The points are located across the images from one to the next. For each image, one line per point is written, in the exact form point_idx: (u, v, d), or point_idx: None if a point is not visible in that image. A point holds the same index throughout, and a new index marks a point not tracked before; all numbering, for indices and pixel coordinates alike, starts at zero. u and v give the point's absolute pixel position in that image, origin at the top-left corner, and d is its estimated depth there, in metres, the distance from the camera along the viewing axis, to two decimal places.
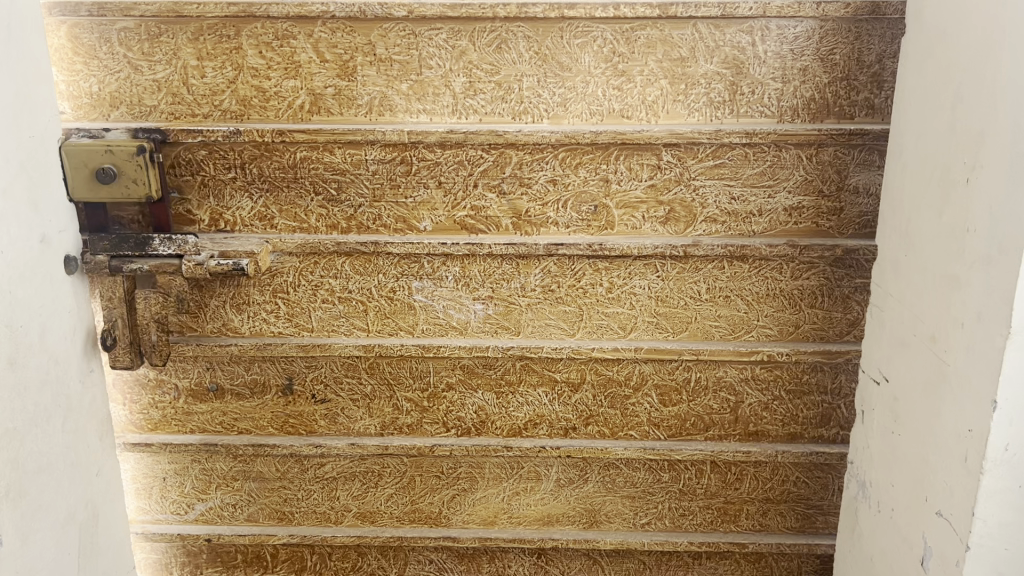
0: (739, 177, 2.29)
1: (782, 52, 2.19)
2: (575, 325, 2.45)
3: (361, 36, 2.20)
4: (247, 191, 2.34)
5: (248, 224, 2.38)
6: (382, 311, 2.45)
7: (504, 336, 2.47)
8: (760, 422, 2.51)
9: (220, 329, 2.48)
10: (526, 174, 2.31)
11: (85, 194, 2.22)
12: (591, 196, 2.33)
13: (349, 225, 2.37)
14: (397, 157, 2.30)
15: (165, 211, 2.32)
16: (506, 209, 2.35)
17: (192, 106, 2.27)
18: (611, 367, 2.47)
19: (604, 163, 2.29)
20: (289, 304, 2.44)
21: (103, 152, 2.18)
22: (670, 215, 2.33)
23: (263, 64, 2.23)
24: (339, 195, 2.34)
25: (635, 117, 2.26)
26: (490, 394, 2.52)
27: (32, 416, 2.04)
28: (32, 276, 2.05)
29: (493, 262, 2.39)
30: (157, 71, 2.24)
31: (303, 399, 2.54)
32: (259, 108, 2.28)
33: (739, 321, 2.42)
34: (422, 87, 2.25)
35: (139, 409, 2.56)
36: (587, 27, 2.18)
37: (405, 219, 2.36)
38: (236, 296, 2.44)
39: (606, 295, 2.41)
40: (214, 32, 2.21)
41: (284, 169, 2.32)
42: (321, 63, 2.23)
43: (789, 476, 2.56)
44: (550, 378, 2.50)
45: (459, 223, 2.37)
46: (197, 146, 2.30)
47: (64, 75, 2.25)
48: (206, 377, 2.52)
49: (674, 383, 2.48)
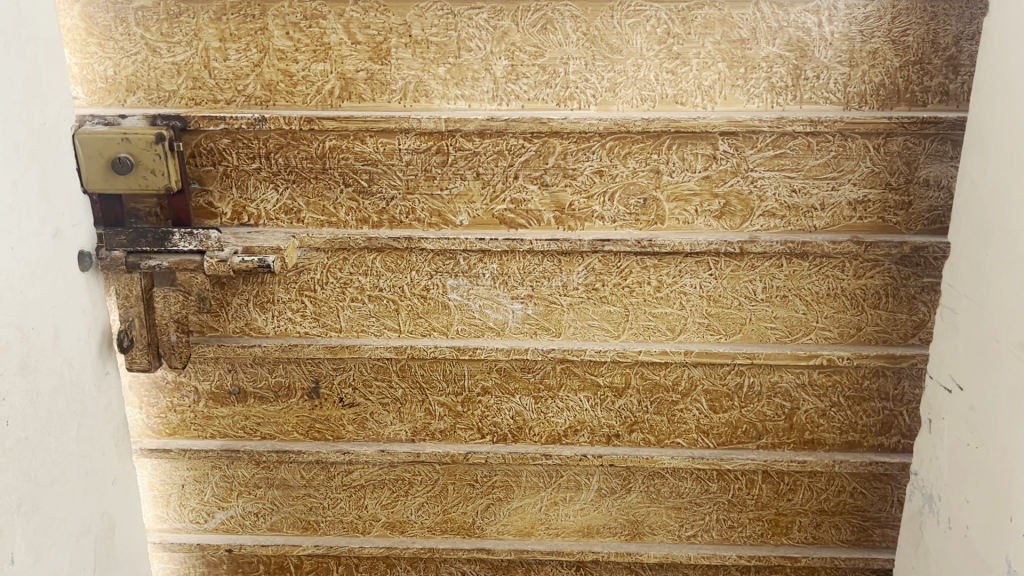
0: (800, 169, 2.13)
1: (850, 33, 2.02)
2: (620, 327, 2.29)
3: (396, 16, 2.04)
4: (273, 183, 2.19)
5: (274, 218, 2.23)
6: (415, 310, 2.32)
7: (543, 338, 2.32)
8: (816, 429, 2.36)
9: (243, 329, 2.33)
10: (570, 165, 2.16)
11: (101, 185, 2.09)
12: (640, 188, 2.16)
13: (381, 219, 2.23)
14: (433, 147, 2.15)
15: (184, 204, 2.18)
16: (548, 202, 2.20)
17: (214, 91, 2.12)
18: (658, 371, 2.31)
19: (655, 152, 2.13)
20: (316, 302, 2.31)
21: (119, 141, 2.04)
22: (726, 209, 2.17)
23: (290, 45, 2.07)
24: (370, 186, 2.20)
25: (689, 102, 2.09)
26: (529, 398, 2.37)
27: (44, 424, 1.93)
28: (43, 275, 1.94)
29: (533, 259, 2.25)
30: (177, 54, 2.09)
31: (330, 402, 2.40)
32: (285, 93, 2.11)
33: (796, 322, 2.26)
34: (461, 71, 2.09)
35: (156, 413, 2.42)
36: (640, 6, 2.02)
37: (440, 213, 2.23)
38: (260, 293, 2.29)
39: (655, 294, 2.26)
40: (238, 12, 2.05)
41: (312, 159, 2.17)
42: (352, 45, 2.07)
43: (845, 486, 2.41)
44: (592, 382, 2.34)
45: (497, 217, 2.22)
46: (219, 134, 2.14)
47: (77, 58, 2.10)
48: (227, 380, 2.38)
49: (725, 389, 2.33)
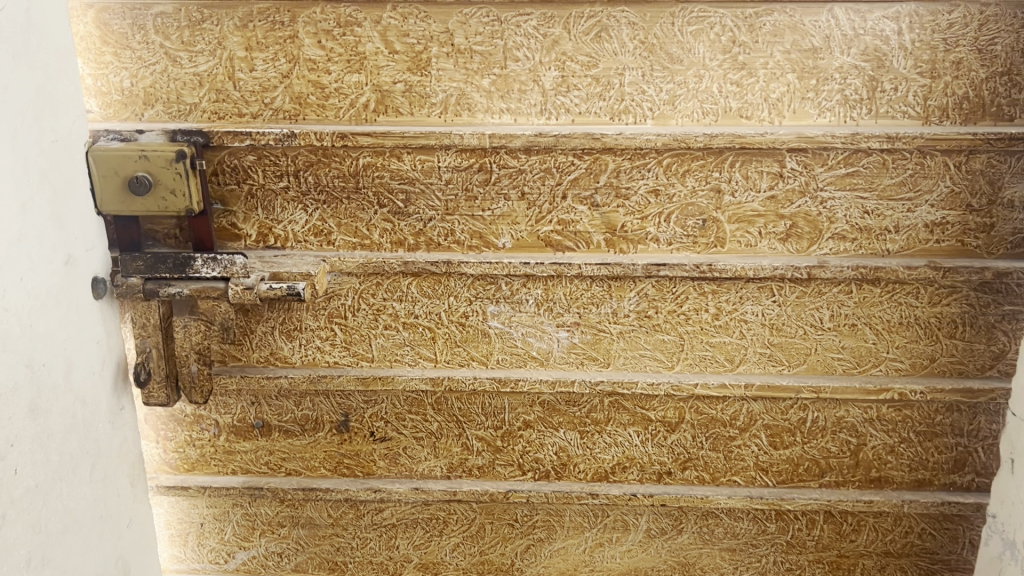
0: (874, 189, 1.96)
1: (933, 42, 1.85)
2: (674, 357, 2.13)
3: (438, 23, 1.88)
4: (301, 203, 2.03)
5: (302, 241, 2.07)
6: (452, 338, 2.15)
7: (590, 368, 2.15)
8: (883, 467, 2.19)
9: (268, 359, 2.17)
10: (623, 183, 1.99)
11: (116, 206, 1.93)
12: (699, 208, 2.00)
13: (417, 241, 2.07)
14: (475, 164, 1.99)
15: (206, 226, 2.00)
16: (598, 223, 2.03)
17: (239, 104, 1.95)
18: (715, 405, 2.15)
19: (716, 170, 1.96)
20: (347, 330, 2.15)
21: (137, 158, 1.88)
22: (792, 232, 2.01)
23: (322, 55, 1.91)
24: (407, 207, 2.04)
25: (755, 116, 1.92)
26: (574, 433, 2.20)
27: (55, 469, 1.78)
28: (55, 306, 1.78)
29: (581, 284, 2.07)
30: (199, 64, 1.93)
31: (360, 437, 2.24)
32: (316, 106, 1.95)
33: (865, 353, 2.10)
34: (506, 82, 1.93)
35: (174, 448, 2.26)
36: (704, 12, 1.85)
37: (482, 235, 2.07)
38: (287, 321, 2.13)
39: (712, 322, 2.09)
40: (266, 18, 1.89)
41: (344, 178, 2.01)
42: (389, 55, 1.91)
43: (913, 527, 2.24)
44: (642, 417, 2.17)
45: (542, 239, 2.06)
46: (244, 150, 1.98)
47: (91, 68, 1.94)
48: (250, 413, 2.22)
49: (787, 424, 2.17)
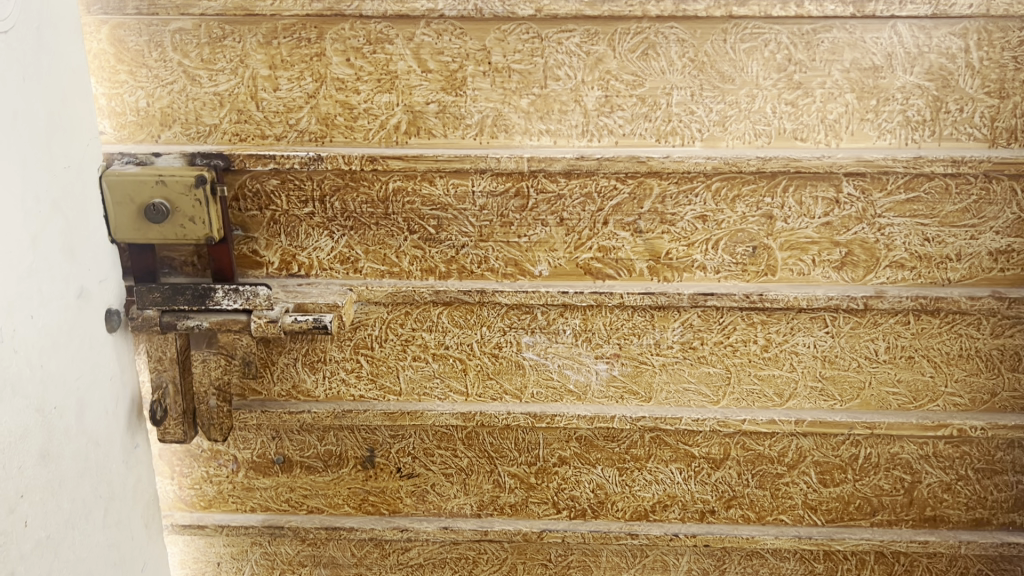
0: (935, 215, 1.85)
1: (1002, 61, 1.74)
2: (720, 391, 2.02)
3: (474, 40, 1.77)
4: (327, 229, 1.93)
5: (327, 268, 1.96)
6: (484, 371, 2.03)
7: (631, 403, 2.03)
8: (938, 505, 2.09)
9: (289, 392, 2.05)
10: (669, 209, 1.87)
11: (131, 234, 1.82)
12: (750, 235, 1.88)
13: (449, 269, 1.96)
14: (511, 188, 1.87)
15: (227, 255, 1.89)
16: (642, 250, 1.91)
17: (262, 125, 1.84)
18: (763, 441, 2.05)
19: (768, 195, 1.85)
20: (373, 362, 2.03)
21: (153, 184, 1.77)
22: (847, 260, 1.90)
23: (351, 74, 1.80)
24: (438, 233, 1.92)
25: (810, 139, 1.81)
26: (613, 470, 2.09)
27: (67, 517, 1.67)
28: (67, 343, 1.67)
29: (623, 314, 1.95)
30: (219, 83, 1.82)
31: (387, 473, 2.12)
32: (344, 128, 1.84)
33: (922, 387, 1.99)
34: (546, 103, 1.81)
35: (189, 484, 2.14)
36: (758, 29, 1.74)
37: (517, 262, 1.95)
38: (310, 352, 2.02)
39: (761, 354, 1.98)
40: (292, 35, 1.78)
41: (373, 203, 1.90)
42: (422, 74, 1.80)
43: (968, 568, 2.13)
44: (685, 453, 2.07)
45: (582, 266, 1.93)
46: (267, 174, 1.88)
47: (104, 87, 1.83)
48: (270, 448, 2.10)
49: (838, 461, 2.06)
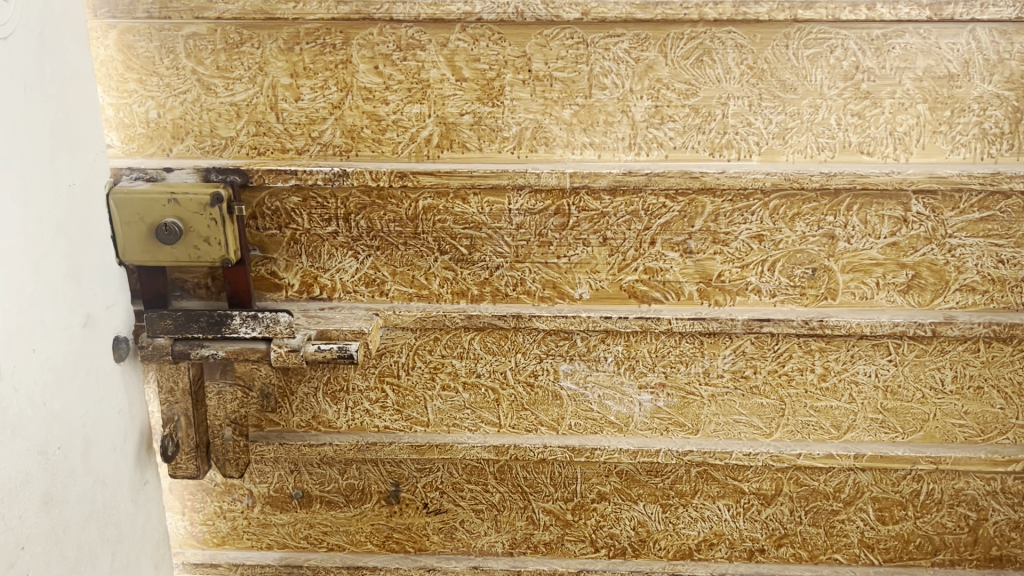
0: (1011, 235, 1.71)
1: None
2: (773, 423, 1.87)
3: (514, 46, 1.63)
4: (352, 249, 1.79)
5: (351, 291, 1.82)
6: (519, 401, 1.89)
7: (676, 435, 1.89)
8: (1005, 545, 1.95)
9: (309, 423, 1.91)
10: (722, 228, 1.73)
11: (141, 256, 1.68)
12: (809, 256, 1.74)
13: (482, 292, 1.81)
14: (551, 206, 1.73)
15: (243, 277, 1.75)
16: (691, 273, 1.77)
17: (282, 138, 1.70)
18: (818, 477, 1.91)
19: (830, 213, 1.70)
20: (400, 391, 1.88)
21: (166, 202, 1.63)
22: (914, 283, 1.75)
23: (380, 82, 1.67)
24: (471, 254, 1.78)
25: (877, 153, 1.67)
26: (656, 506, 1.95)
27: (73, 567, 1.53)
28: (72, 377, 1.53)
29: (670, 341, 1.81)
30: (236, 93, 1.68)
31: (413, 509, 1.98)
32: (371, 141, 1.70)
33: (991, 419, 1.85)
34: (590, 114, 1.67)
35: (201, 520, 2.00)
36: (823, 34, 1.59)
37: (556, 285, 1.80)
38: (332, 381, 1.87)
39: (818, 384, 1.84)
40: (315, 40, 1.64)
41: (402, 222, 1.75)
42: (456, 83, 1.66)
43: None
44: (734, 489, 1.93)
45: (626, 289, 1.79)
46: (287, 191, 1.74)
47: (112, 97, 1.69)
48: (288, 482, 1.96)
49: (898, 497, 1.92)
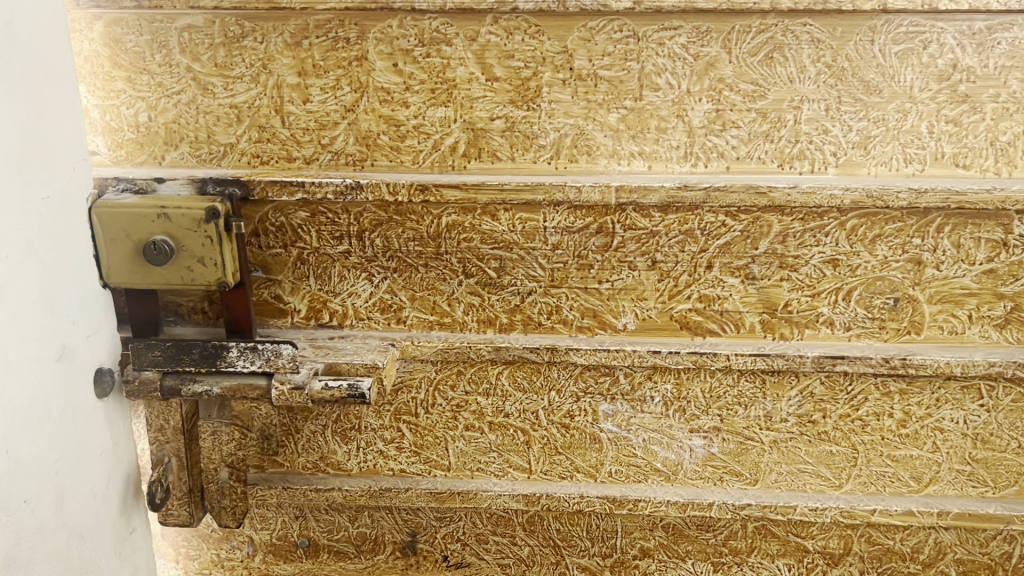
0: None
1: None
2: (843, 474, 1.63)
3: (553, 40, 1.42)
4: (365, 271, 1.58)
5: (365, 318, 1.61)
6: (552, 445, 1.66)
7: (732, 485, 1.66)
8: None
9: (316, 464, 1.70)
10: (790, 251, 1.50)
11: (126, 278, 1.48)
12: (891, 285, 1.51)
13: (512, 320, 1.60)
14: (592, 224, 1.51)
15: (243, 302, 1.55)
16: (753, 301, 1.54)
17: (289, 145, 1.50)
18: (894, 535, 1.67)
19: (917, 235, 1.47)
20: (418, 431, 1.67)
21: (154, 218, 1.43)
22: (1013, 316, 1.51)
23: (400, 82, 1.46)
24: (500, 277, 1.57)
25: (975, 165, 1.43)
26: (706, 564, 1.72)
27: None
28: (43, 419, 1.33)
29: (727, 379, 1.58)
30: (237, 93, 1.48)
31: (431, 561, 1.77)
32: (389, 148, 1.50)
33: None
34: (640, 118, 1.45)
35: (197, 569, 1.80)
36: (915, 26, 1.37)
37: (597, 314, 1.58)
38: (342, 419, 1.66)
39: (897, 431, 1.60)
40: (327, 34, 1.44)
41: (422, 241, 1.54)
42: (487, 83, 1.45)
43: None
44: (796, 546, 1.70)
45: (677, 319, 1.57)
46: (293, 205, 1.53)
47: (97, 98, 1.49)
48: (293, 530, 1.75)
49: (986, 561, 1.67)
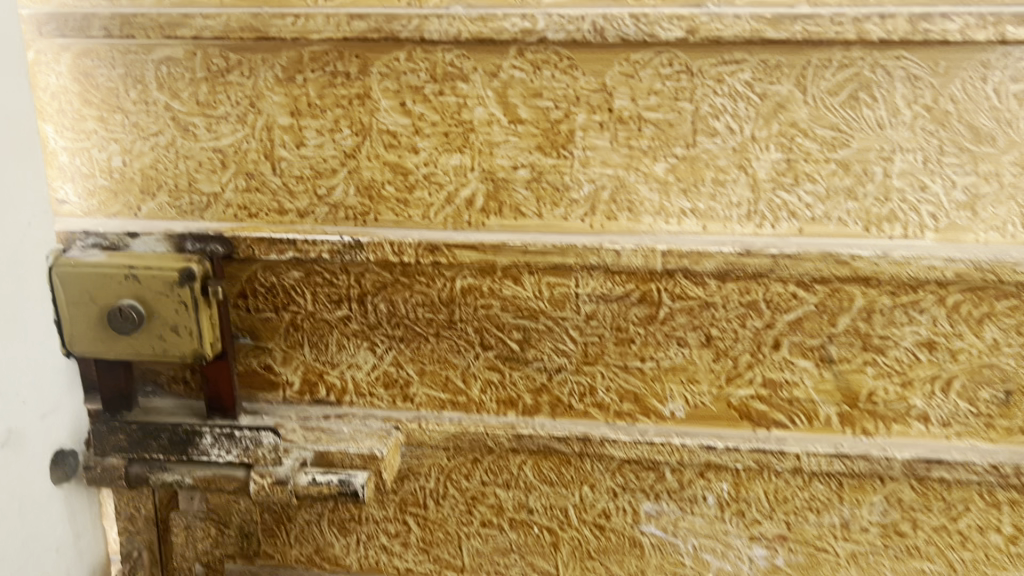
0: None
1: None
2: None
3: (589, 75, 1.19)
4: (367, 340, 1.35)
5: (366, 393, 1.38)
6: (584, 548, 1.41)
7: None
8: None
9: (310, 559, 1.46)
10: (875, 330, 1.23)
11: (91, 346, 1.28)
12: (1002, 374, 1.23)
13: (538, 401, 1.35)
14: (634, 292, 1.26)
15: (226, 375, 1.33)
16: (829, 389, 1.27)
17: (280, 196, 1.29)
18: None
19: None
20: (426, 525, 1.43)
21: (122, 279, 1.23)
22: None
23: (408, 124, 1.24)
24: (524, 351, 1.32)
25: None
26: None
27: None
28: None
29: (795, 479, 1.32)
30: (221, 136, 1.28)
31: None
32: (395, 200, 1.28)
33: None
34: (694, 169, 1.21)
35: None
36: None
37: (639, 397, 1.32)
38: (339, 509, 1.43)
39: (1006, 550, 1.31)
40: (324, 68, 1.23)
41: (433, 307, 1.32)
42: (510, 126, 1.22)
43: None
44: None
45: (735, 406, 1.30)
46: (286, 263, 1.32)
47: (66, 140, 1.31)
48: None
49: None
